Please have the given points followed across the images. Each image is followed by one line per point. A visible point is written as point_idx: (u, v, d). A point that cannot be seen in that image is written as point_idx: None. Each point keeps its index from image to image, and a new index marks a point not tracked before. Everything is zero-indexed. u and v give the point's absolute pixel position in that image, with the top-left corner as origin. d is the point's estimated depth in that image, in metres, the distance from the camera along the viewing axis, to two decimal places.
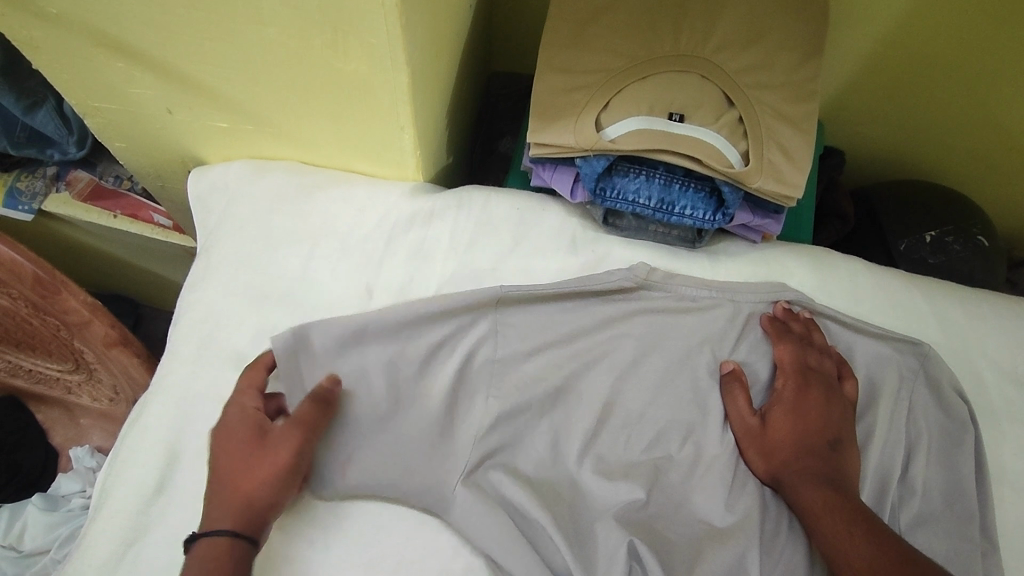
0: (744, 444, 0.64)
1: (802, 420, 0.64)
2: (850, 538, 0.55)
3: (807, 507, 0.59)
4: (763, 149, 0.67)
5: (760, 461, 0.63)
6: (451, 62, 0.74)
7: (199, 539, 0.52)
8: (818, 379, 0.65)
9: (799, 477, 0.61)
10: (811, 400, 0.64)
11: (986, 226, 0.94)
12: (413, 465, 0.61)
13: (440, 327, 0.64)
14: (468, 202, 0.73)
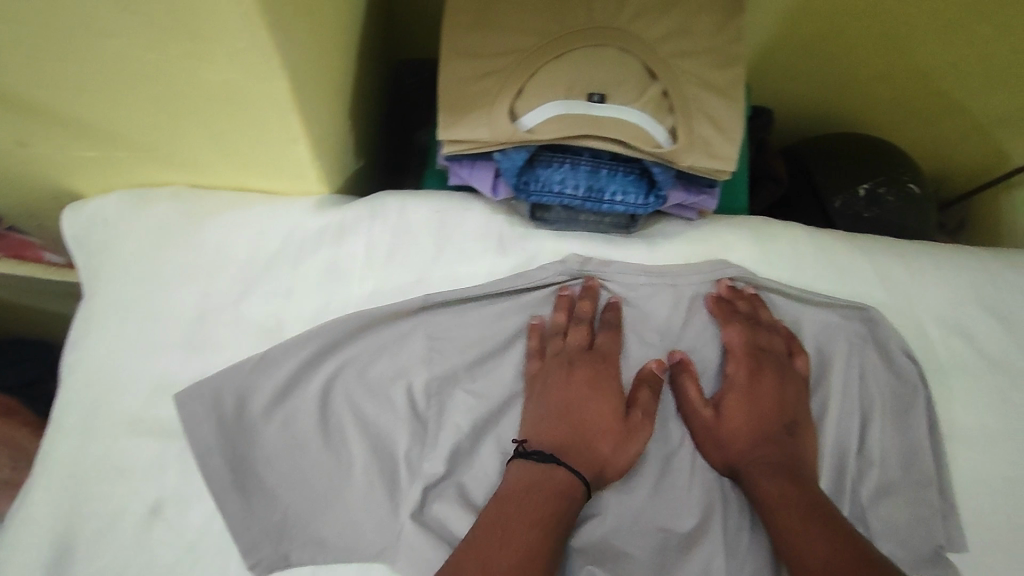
0: (700, 438, 0.62)
1: (755, 409, 0.62)
2: (808, 535, 0.53)
3: (767, 502, 0.57)
4: (692, 122, 0.62)
5: (717, 454, 0.61)
6: (348, 56, 0.66)
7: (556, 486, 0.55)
8: (769, 364, 0.64)
9: (758, 472, 0.59)
10: (764, 386, 0.63)
11: (915, 172, 0.93)
12: (355, 527, 0.56)
13: (357, 356, 0.62)
14: (382, 211, 0.67)
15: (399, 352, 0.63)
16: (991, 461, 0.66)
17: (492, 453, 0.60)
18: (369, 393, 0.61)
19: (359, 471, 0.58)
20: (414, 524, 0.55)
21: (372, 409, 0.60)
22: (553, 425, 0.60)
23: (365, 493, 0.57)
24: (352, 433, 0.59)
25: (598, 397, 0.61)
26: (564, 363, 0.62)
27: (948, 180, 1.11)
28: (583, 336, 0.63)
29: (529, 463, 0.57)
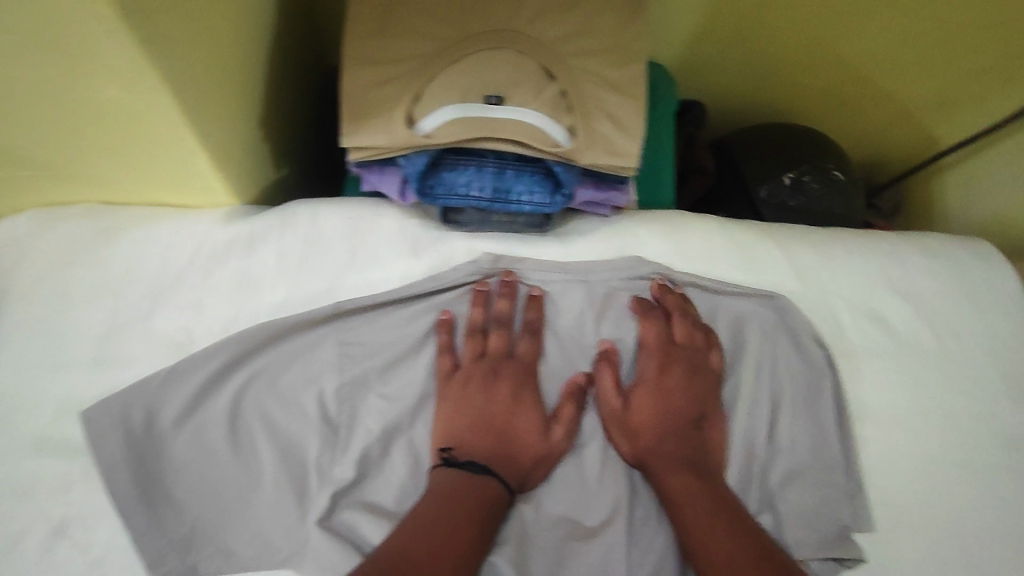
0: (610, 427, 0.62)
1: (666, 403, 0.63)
2: (713, 533, 0.55)
3: (672, 497, 0.58)
4: (591, 121, 0.62)
5: (627, 444, 0.62)
6: (256, 67, 0.66)
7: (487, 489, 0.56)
8: (682, 359, 0.65)
9: (665, 466, 0.60)
10: (676, 380, 0.64)
11: (839, 159, 0.95)
12: (264, 535, 0.57)
13: (269, 365, 0.62)
14: (293, 220, 0.67)
15: (311, 359, 0.63)
16: (898, 443, 0.67)
17: (403, 456, 0.61)
18: (281, 401, 0.61)
19: (268, 479, 0.58)
20: (320, 531, 0.56)
21: (284, 418, 0.61)
22: (477, 435, 0.60)
23: (274, 502, 0.58)
24: (263, 442, 0.60)
25: (522, 405, 0.61)
26: (488, 370, 0.62)
27: (881, 167, 1.15)
28: (504, 340, 0.64)
29: (459, 471, 0.57)
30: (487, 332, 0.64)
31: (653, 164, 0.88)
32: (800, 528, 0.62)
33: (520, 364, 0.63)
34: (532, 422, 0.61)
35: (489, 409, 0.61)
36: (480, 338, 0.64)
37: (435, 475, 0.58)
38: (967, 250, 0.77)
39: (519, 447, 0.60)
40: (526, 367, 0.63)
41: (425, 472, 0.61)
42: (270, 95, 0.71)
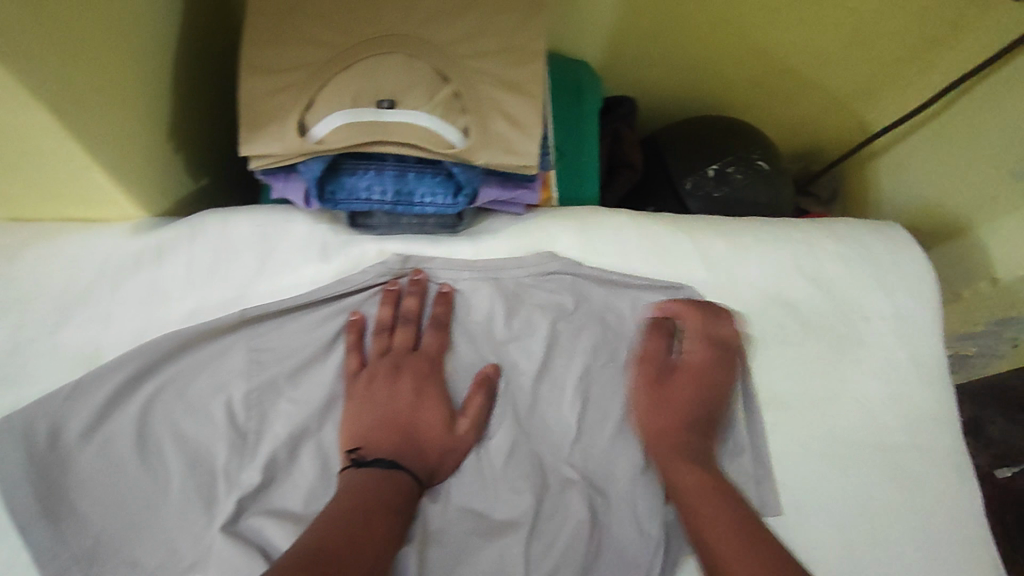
0: (634, 413, 0.66)
1: (652, 400, 0.66)
2: (718, 530, 0.57)
3: (682, 483, 0.61)
4: (485, 122, 0.63)
5: (652, 426, 0.65)
6: (160, 78, 0.66)
7: (394, 483, 0.57)
8: (687, 354, 0.69)
9: (676, 453, 0.63)
10: (654, 379, 0.67)
11: (765, 149, 0.96)
12: (171, 543, 0.57)
13: (178, 375, 0.63)
14: (201, 230, 0.67)
15: (222, 366, 0.64)
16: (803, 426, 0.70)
17: (310, 459, 0.61)
18: (190, 409, 0.62)
19: (174, 488, 0.59)
20: (223, 537, 0.56)
21: (191, 427, 0.61)
22: (381, 430, 0.60)
23: (180, 510, 0.58)
24: (170, 451, 0.60)
25: (425, 400, 0.61)
26: (392, 367, 0.62)
27: (815, 156, 1.18)
28: (410, 336, 0.64)
29: (364, 468, 0.57)
30: (394, 329, 0.65)
31: (574, 144, 0.90)
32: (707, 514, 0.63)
33: (426, 360, 0.63)
34: (438, 417, 0.61)
35: (392, 405, 0.61)
36: (387, 335, 0.64)
37: (344, 475, 0.58)
38: (874, 235, 0.79)
39: (424, 441, 0.60)
40: (431, 363, 0.64)
41: (333, 473, 0.61)
42: (179, 106, 0.70)
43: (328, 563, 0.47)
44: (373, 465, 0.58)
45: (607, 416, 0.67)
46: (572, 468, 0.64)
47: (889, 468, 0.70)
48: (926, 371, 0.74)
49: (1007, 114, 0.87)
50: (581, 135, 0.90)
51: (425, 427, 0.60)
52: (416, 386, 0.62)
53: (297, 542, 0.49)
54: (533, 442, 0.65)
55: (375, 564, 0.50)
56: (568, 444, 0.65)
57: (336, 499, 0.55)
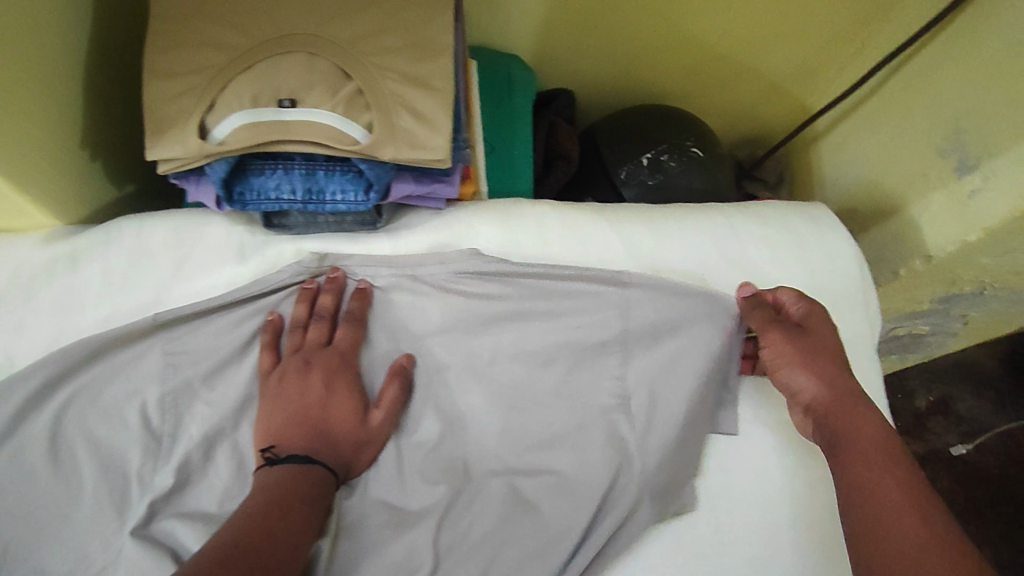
0: (797, 375, 0.62)
1: (818, 356, 0.62)
2: (899, 506, 0.52)
3: (860, 443, 0.57)
4: (390, 116, 0.62)
5: (819, 389, 0.61)
6: (75, 85, 0.66)
7: (308, 480, 0.56)
8: (815, 319, 0.65)
9: (862, 410, 0.59)
10: (823, 335, 0.64)
11: (701, 136, 0.97)
12: (84, 547, 0.58)
13: (92, 381, 0.62)
14: (116, 236, 0.67)
15: (138, 370, 0.63)
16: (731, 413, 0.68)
17: (224, 461, 0.62)
18: (104, 414, 0.62)
19: (87, 493, 0.59)
20: (133, 541, 0.57)
21: (105, 433, 0.62)
22: (291, 426, 0.60)
23: (93, 515, 0.59)
24: (84, 457, 0.60)
25: (337, 393, 0.62)
26: (302, 362, 0.62)
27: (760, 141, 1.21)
28: (323, 331, 0.64)
29: (277, 466, 0.57)
30: (308, 325, 0.65)
31: (507, 139, 0.90)
32: (632, 494, 0.64)
33: (339, 355, 0.64)
34: (350, 410, 0.61)
35: (304, 401, 0.61)
36: (301, 332, 0.65)
37: (260, 474, 0.57)
38: (801, 217, 0.79)
39: (337, 435, 0.60)
40: (344, 358, 0.64)
41: (248, 473, 0.62)
42: (99, 112, 0.70)
43: (249, 555, 0.47)
44: (286, 461, 0.57)
45: (529, 406, 0.66)
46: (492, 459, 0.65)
47: None
48: (851, 349, 0.75)
49: (931, 90, 0.87)
50: (512, 131, 0.91)
51: (337, 421, 0.61)
52: (328, 381, 0.62)
53: (213, 538, 0.49)
54: (452, 436, 0.65)
55: (293, 559, 0.50)
56: (489, 435, 0.65)
57: (249, 495, 0.54)
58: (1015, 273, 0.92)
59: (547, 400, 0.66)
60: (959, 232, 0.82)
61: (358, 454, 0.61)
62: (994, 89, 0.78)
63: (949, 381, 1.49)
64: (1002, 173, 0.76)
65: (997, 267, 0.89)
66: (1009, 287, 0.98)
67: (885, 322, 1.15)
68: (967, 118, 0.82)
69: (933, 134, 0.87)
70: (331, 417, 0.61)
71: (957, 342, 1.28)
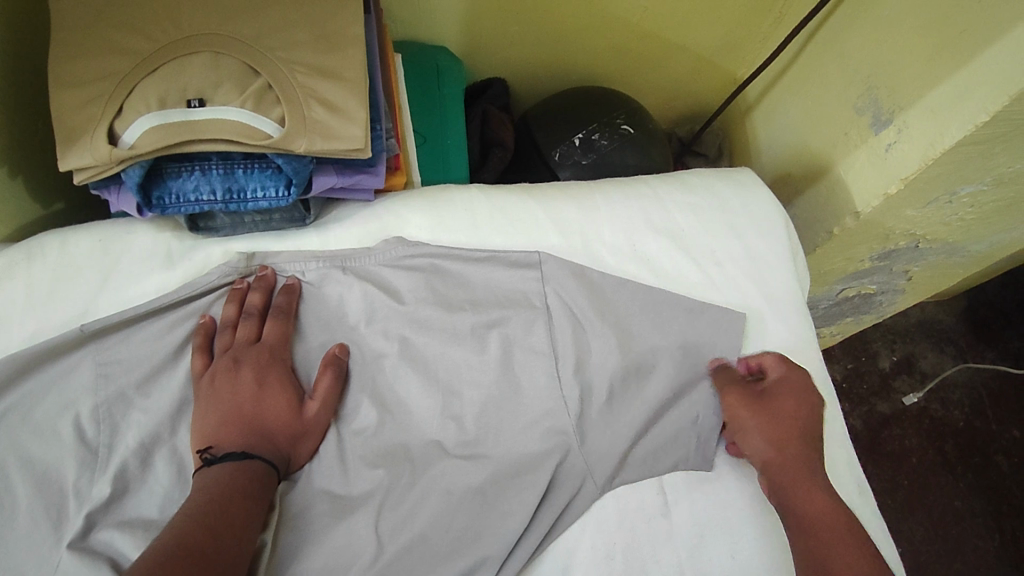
0: (756, 433, 0.63)
1: (785, 420, 0.63)
2: (834, 556, 0.54)
3: (814, 515, 0.57)
4: (301, 109, 0.63)
5: (777, 450, 0.62)
6: None
7: (252, 473, 0.56)
8: (791, 381, 0.66)
9: (813, 482, 0.60)
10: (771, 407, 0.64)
11: (631, 113, 0.99)
12: (17, 568, 0.56)
13: (16, 400, 0.61)
14: (39, 251, 0.67)
15: (66, 384, 0.62)
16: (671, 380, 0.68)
17: (164, 464, 0.61)
18: (30, 431, 0.60)
19: (18, 512, 0.58)
20: (70, 554, 0.55)
21: (37, 449, 0.60)
22: (225, 425, 0.59)
23: (25, 532, 0.57)
24: (13, 476, 0.59)
25: (269, 387, 0.61)
26: (232, 361, 0.62)
27: (695, 116, 1.25)
28: (251, 329, 0.65)
29: (214, 465, 0.56)
30: (238, 324, 0.65)
31: (438, 130, 0.92)
32: (577, 474, 0.63)
33: (269, 350, 0.64)
34: (283, 403, 0.61)
35: (236, 398, 0.60)
36: (230, 332, 0.65)
37: (198, 475, 0.56)
38: (724, 181, 0.81)
39: (272, 428, 0.60)
40: (275, 352, 0.64)
41: (189, 475, 0.61)
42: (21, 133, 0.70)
43: (190, 554, 0.47)
44: (222, 459, 0.57)
45: (469, 385, 0.66)
46: (437, 444, 0.64)
47: None
48: (787, 306, 0.75)
49: (845, 54, 0.91)
50: (443, 120, 0.92)
51: (271, 415, 0.60)
52: (260, 376, 0.62)
53: (160, 538, 0.49)
54: (395, 421, 0.65)
55: (235, 553, 0.50)
56: (433, 418, 0.65)
57: (188, 498, 0.54)
58: (943, 224, 0.96)
59: (488, 380, 0.66)
60: (880, 186, 0.84)
61: (298, 445, 0.61)
62: (899, 44, 0.82)
63: (911, 342, 1.53)
64: (913, 124, 0.79)
65: (924, 219, 0.92)
66: (941, 238, 1.01)
67: (833, 285, 1.18)
68: (876, 76, 0.86)
69: (849, 93, 0.91)
70: (264, 413, 0.60)
71: (907, 299, 1.32)
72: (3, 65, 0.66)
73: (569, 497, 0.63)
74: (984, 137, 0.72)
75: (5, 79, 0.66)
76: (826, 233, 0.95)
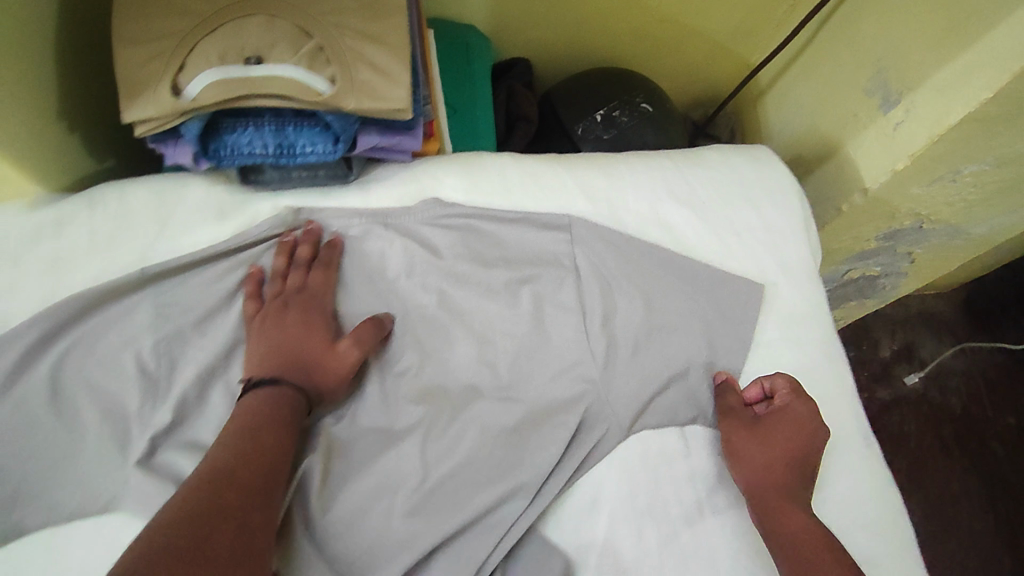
0: (746, 459, 0.67)
1: (773, 448, 0.66)
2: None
3: (794, 534, 0.60)
4: (350, 71, 0.67)
5: (763, 474, 0.65)
6: (59, 61, 0.69)
7: (290, 406, 0.60)
8: (794, 411, 0.68)
9: (795, 506, 0.62)
10: (765, 432, 0.67)
11: (650, 93, 1.03)
12: (89, 487, 0.61)
13: (81, 338, 0.66)
14: (100, 201, 0.71)
15: (126, 323, 0.66)
16: (689, 335, 0.73)
17: (219, 397, 0.66)
18: (96, 366, 0.65)
19: (87, 437, 0.62)
20: (139, 474, 0.60)
21: (103, 381, 0.64)
22: (269, 359, 0.64)
23: (95, 455, 0.62)
24: (81, 405, 0.63)
25: (314, 331, 0.66)
26: (282, 304, 0.67)
27: (708, 101, 1.30)
28: (300, 278, 0.69)
29: (258, 391, 0.61)
30: (287, 272, 0.69)
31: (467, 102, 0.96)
32: (604, 418, 0.68)
33: (316, 300, 0.68)
34: (325, 347, 0.65)
35: (284, 336, 0.65)
36: (279, 278, 0.69)
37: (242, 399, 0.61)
38: (740, 155, 0.86)
39: (314, 368, 0.64)
40: (321, 302, 0.69)
41: None
42: (81, 92, 0.74)
43: (228, 476, 0.51)
44: (266, 388, 0.61)
45: (504, 335, 0.71)
46: (473, 388, 0.68)
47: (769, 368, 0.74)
48: (799, 271, 0.80)
49: (857, 38, 0.95)
50: (471, 94, 0.97)
51: (314, 355, 0.65)
52: (306, 321, 0.66)
53: (202, 461, 0.54)
54: (434, 365, 0.69)
55: (272, 478, 0.54)
56: (470, 364, 0.69)
57: (231, 421, 0.58)
58: (946, 204, 1.00)
59: (521, 331, 0.71)
60: (888, 163, 0.88)
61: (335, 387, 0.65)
62: (908, 29, 0.86)
63: (910, 329, 1.57)
64: (921, 103, 0.83)
65: (928, 198, 0.96)
66: (944, 220, 1.06)
67: (839, 265, 1.23)
68: (886, 59, 0.90)
69: (859, 77, 0.96)
70: (307, 353, 0.65)
71: (909, 284, 1.37)
72: (68, 26, 0.70)
73: (596, 440, 0.67)
74: (988, 115, 0.77)
75: (70, 40, 0.71)
76: (835, 210, 0.99)
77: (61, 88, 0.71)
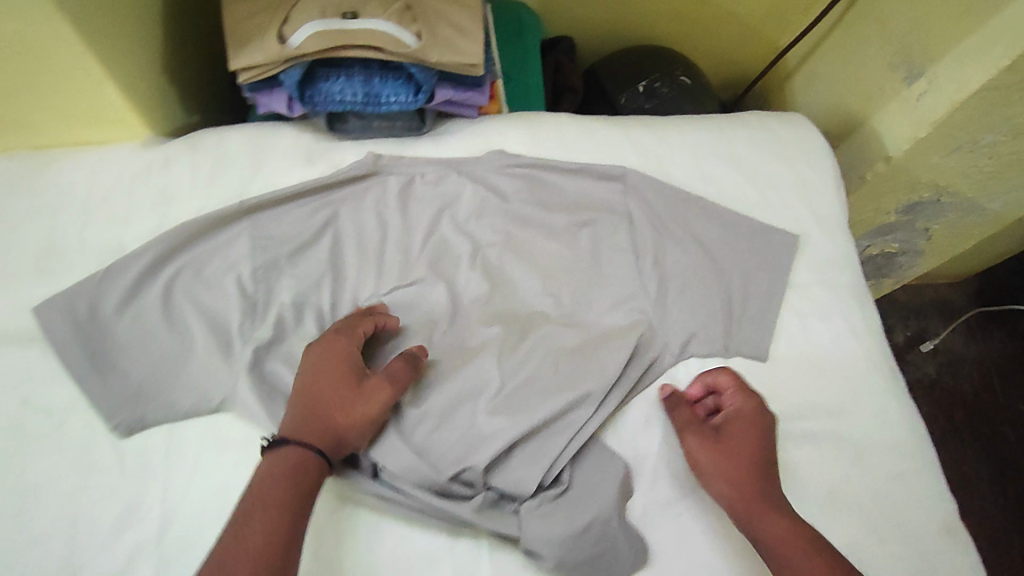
0: (715, 476, 0.66)
1: (737, 458, 0.66)
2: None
3: (779, 539, 0.62)
4: (434, 29, 0.75)
5: (732, 485, 0.65)
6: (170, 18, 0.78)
7: (307, 464, 0.59)
8: (743, 412, 0.69)
9: (771, 507, 0.64)
10: (730, 444, 0.67)
11: (688, 67, 1.11)
12: (198, 389, 0.68)
13: (187, 261, 0.73)
14: (202, 144, 0.79)
15: (228, 249, 0.74)
16: (731, 275, 0.80)
17: (311, 318, 0.72)
18: (202, 286, 0.72)
19: (197, 346, 0.70)
20: (246, 377, 0.68)
21: (209, 299, 0.72)
22: (307, 417, 0.62)
23: (204, 361, 0.69)
24: (190, 318, 0.71)
25: (343, 380, 0.64)
26: (316, 349, 0.66)
27: (737, 81, 1.38)
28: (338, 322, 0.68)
29: (278, 452, 0.59)
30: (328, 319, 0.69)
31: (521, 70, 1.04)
32: (656, 345, 0.75)
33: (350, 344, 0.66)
34: (350, 394, 0.63)
35: (314, 386, 0.63)
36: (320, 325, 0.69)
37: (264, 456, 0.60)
38: (777, 121, 0.93)
39: (337, 419, 0.62)
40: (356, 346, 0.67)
41: None
42: (184, 48, 0.83)
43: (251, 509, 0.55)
44: (286, 448, 0.59)
45: (564, 271, 0.78)
46: (537, 317, 0.75)
47: (808, 309, 0.80)
48: (832, 224, 0.87)
49: (881, 18, 1.03)
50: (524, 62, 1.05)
51: (339, 405, 0.63)
52: (335, 366, 0.64)
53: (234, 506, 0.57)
54: (502, 295, 0.76)
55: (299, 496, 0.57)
56: (534, 295, 0.76)
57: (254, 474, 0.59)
58: (964, 175, 1.07)
59: (580, 267, 0.78)
60: (911, 131, 0.96)
61: (356, 435, 0.63)
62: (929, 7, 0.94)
63: (925, 318, 1.63)
64: (942, 74, 0.91)
65: (948, 168, 1.03)
66: (962, 192, 1.12)
67: (860, 239, 1.30)
68: (908, 36, 0.98)
69: (882, 54, 1.03)
70: (333, 402, 0.63)
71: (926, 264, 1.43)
72: None
73: (649, 364, 0.74)
74: (1004, 82, 0.84)
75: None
76: (859, 178, 1.07)
77: (169, 43, 0.79)
